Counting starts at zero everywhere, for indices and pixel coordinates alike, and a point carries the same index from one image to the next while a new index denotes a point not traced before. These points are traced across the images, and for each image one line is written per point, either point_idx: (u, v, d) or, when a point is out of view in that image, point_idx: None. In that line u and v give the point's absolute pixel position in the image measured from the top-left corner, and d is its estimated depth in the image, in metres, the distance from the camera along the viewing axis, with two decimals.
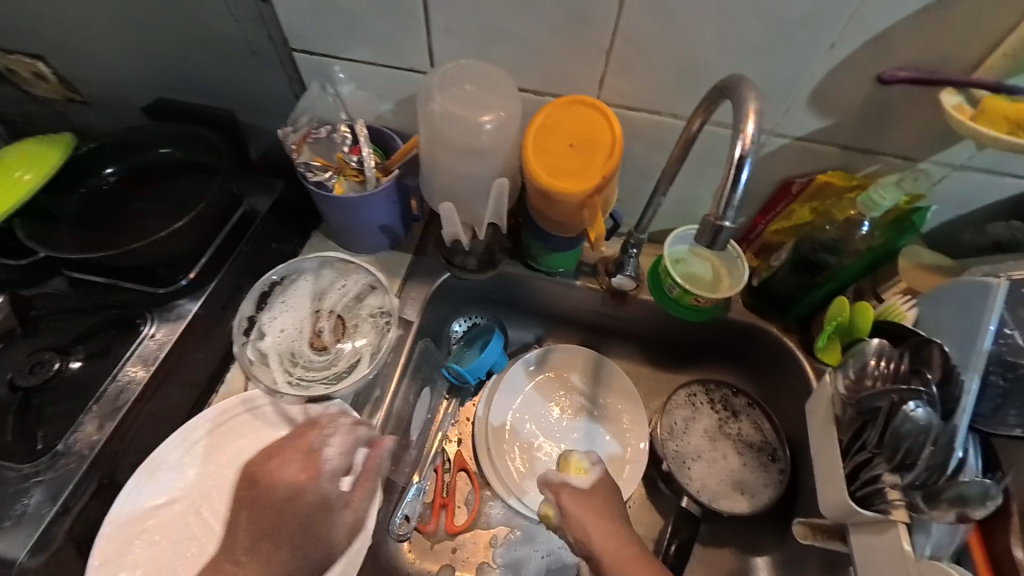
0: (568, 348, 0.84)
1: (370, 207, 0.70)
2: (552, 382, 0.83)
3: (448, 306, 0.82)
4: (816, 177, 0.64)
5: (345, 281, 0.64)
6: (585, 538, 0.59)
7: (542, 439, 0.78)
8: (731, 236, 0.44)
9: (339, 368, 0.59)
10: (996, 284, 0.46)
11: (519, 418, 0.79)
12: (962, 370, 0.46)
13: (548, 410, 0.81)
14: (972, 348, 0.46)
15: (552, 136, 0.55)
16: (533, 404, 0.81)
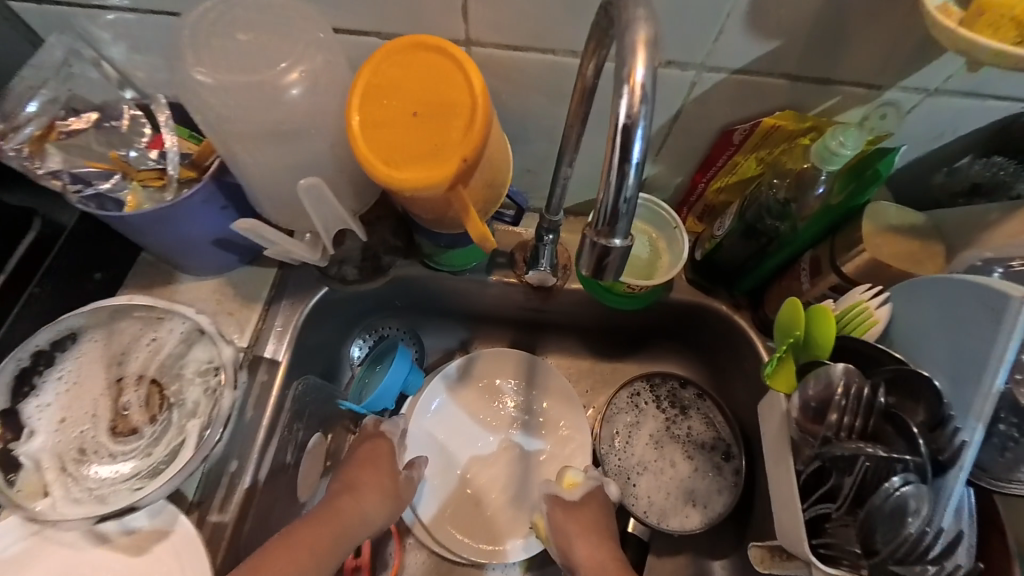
0: (495, 351, 0.68)
1: (183, 220, 0.51)
2: (478, 394, 0.68)
3: (336, 325, 0.65)
4: (762, 122, 0.50)
5: (153, 334, 0.47)
6: (566, 545, 0.54)
7: (469, 467, 0.64)
8: (624, 258, 0.33)
9: (155, 458, 0.44)
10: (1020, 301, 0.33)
11: (440, 445, 0.65)
12: (960, 418, 0.35)
13: (474, 430, 0.66)
14: (976, 388, 0.35)
15: (387, 105, 0.38)
16: (456, 425, 0.66)
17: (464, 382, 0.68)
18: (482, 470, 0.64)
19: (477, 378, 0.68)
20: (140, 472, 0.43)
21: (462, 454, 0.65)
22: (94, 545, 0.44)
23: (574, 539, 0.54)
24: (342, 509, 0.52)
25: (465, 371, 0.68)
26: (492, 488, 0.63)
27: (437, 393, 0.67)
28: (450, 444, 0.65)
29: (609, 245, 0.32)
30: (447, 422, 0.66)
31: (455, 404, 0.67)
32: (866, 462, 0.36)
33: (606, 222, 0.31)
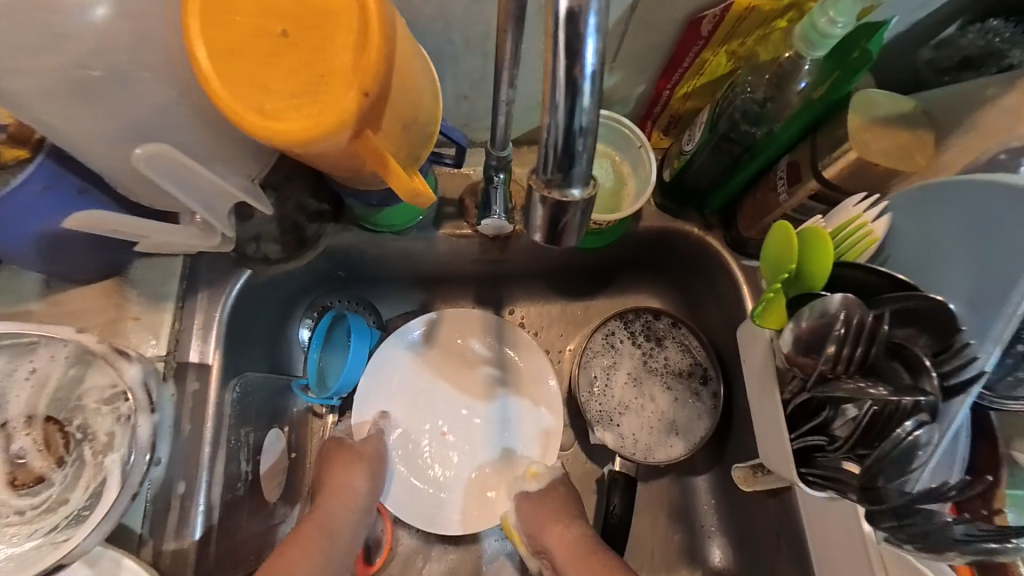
0: (455, 311, 0.64)
1: (23, 219, 0.40)
2: (446, 357, 0.63)
3: (273, 310, 0.57)
4: (733, 4, 0.41)
5: (28, 364, 0.38)
6: (539, 538, 0.53)
7: (440, 430, 0.61)
8: (583, 213, 0.26)
9: (74, 504, 0.38)
10: None
11: (407, 425, 0.61)
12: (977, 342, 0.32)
13: (446, 394, 0.62)
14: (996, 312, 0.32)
15: (237, 23, 0.27)
16: (424, 393, 0.62)
17: (428, 347, 0.63)
18: (453, 429, 0.61)
19: (443, 341, 0.63)
20: (58, 523, 0.37)
21: (432, 418, 0.61)
22: None
23: (546, 525, 0.53)
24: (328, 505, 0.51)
25: (427, 335, 0.63)
26: (466, 448, 0.61)
27: (395, 369, 0.62)
28: (416, 419, 0.61)
29: (563, 196, 0.25)
30: (411, 398, 0.61)
31: (421, 371, 0.62)
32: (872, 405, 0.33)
33: (558, 168, 0.24)
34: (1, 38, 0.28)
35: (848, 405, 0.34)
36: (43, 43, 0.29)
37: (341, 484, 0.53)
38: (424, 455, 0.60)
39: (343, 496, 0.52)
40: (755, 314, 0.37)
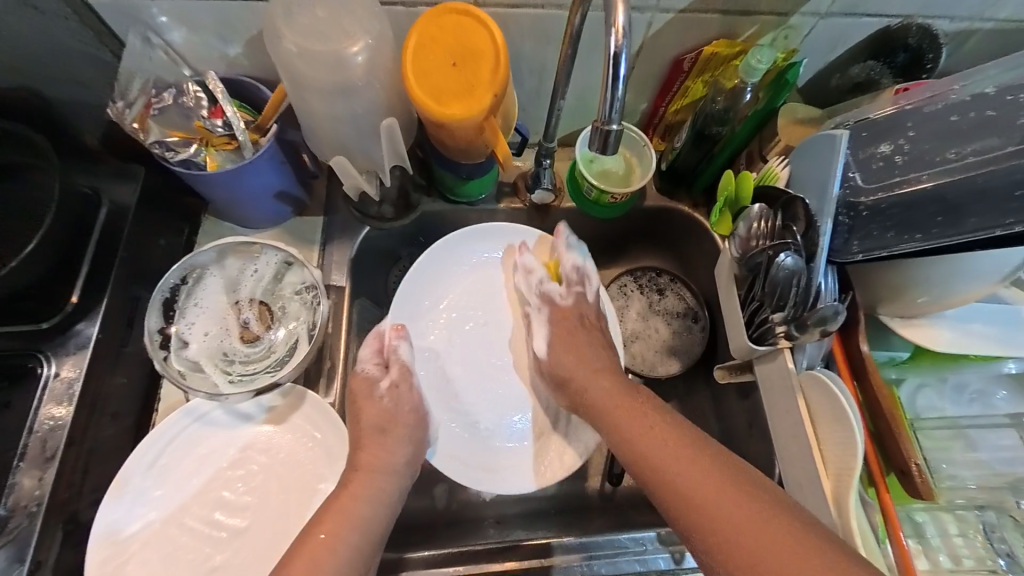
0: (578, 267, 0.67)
1: (252, 175, 0.62)
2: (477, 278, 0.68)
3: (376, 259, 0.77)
4: (703, 50, 0.64)
5: (255, 265, 0.60)
6: None
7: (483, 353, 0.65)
8: (619, 139, 0.47)
9: (279, 354, 0.58)
10: (840, 134, 0.43)
11: (433, 356, 0.64)
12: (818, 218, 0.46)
13: (476, 315, 0.66)
14: (825, 195, 0.45)
15: (430, 57, 0.51)
16: (454, 317, 0.66)
17: (457, 282, 0.67)
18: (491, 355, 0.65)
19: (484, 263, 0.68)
20: (272, 364, 0.57)
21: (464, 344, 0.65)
22: (243, 424, 0.56)
23: (289, 565, 0.48)
24: (363, 467, 0.55)
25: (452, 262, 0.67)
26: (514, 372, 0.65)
27: (428, 305, 0.66)
28: (453, 352, 0.65)
29: (608, 131, 0.46)
30: (436, 328, 0.65)
31: (450, 293, 0.67)
32: (761, 256, 0.47)
33: (608, 114, 0.45)
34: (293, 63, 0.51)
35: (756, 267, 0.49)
36: None
37: (375, 460, 0.56)
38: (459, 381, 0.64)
39: (378, 470, 0.55)
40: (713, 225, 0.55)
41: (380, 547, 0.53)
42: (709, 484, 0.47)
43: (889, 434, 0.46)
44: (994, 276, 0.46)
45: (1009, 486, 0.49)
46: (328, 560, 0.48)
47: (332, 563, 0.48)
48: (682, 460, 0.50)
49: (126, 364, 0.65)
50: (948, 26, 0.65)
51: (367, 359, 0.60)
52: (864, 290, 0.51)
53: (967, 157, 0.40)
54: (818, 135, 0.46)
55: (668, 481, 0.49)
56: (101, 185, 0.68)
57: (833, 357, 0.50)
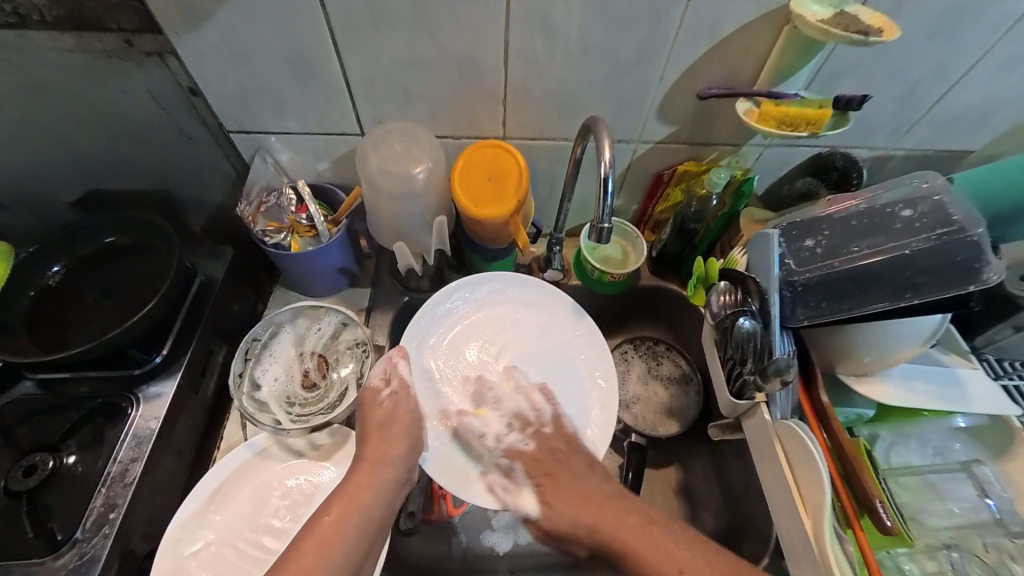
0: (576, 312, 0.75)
1: (325, 255, 0.79)
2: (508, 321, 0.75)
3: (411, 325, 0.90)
4: (677, 168, 0.84)
5: (319, 323, 0.74)
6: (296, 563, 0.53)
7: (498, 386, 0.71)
8: (611, 232, 0.62)
9: (332, 397, 0.69)
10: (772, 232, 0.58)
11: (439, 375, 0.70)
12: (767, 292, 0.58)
13: (497, 350, 0.73)
14: (769, 275, 0.57)
15: (472, 175, 0.71)
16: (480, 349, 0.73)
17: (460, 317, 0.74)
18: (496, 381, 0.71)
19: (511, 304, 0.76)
20: (326, 405, 0.69)
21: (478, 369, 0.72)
22: (295, 458, 0.66)
23: (307, 541, 0.55)
24: (370, 457, 0.62)
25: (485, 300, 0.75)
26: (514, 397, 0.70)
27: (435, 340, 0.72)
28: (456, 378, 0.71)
29: (601, 227, 0.61)
30: (451, 352, 0.72)
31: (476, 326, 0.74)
32: (727, 321, 0.59)
33: (606, 214, 0.60)
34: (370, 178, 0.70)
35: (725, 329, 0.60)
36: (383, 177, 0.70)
37: (380, 455, 0.62)
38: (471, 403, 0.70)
39: (384, 464, 0.62)
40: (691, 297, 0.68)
41: (381, 532, 0.60)
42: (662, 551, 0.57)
43: (856, 478, 0.53)
44: (917, 341, 0.56)
45: (971, 526, 0.57)
46: (334, 542, 0.55)
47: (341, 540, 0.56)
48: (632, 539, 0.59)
49: (192, 408, 0.76)
50: (867, 153, 0.84)
51: (375, 375, 0.67)
52: (818, 351, 0.61)
53: (865, 250, 0.54)
54: (759, 232, 0.61)
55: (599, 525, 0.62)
56: (201, 261, 0.85)
57: (804, 412, 0.60)
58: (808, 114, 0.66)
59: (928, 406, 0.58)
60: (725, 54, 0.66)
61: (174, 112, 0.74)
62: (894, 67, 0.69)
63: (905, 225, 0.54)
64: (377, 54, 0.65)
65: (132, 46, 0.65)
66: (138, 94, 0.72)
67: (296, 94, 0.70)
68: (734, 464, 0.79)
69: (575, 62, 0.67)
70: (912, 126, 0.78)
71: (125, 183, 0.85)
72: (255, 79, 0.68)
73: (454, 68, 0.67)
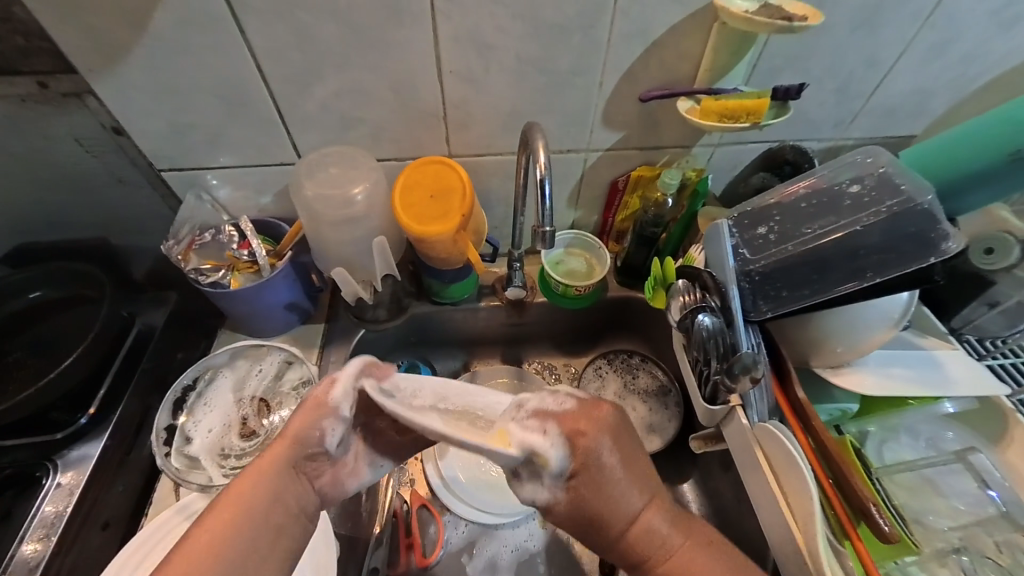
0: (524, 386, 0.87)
1: (268, 291, 0.74)
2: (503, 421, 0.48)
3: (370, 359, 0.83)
4: (631, 174, 0.82)
5: (260, 365, 0.69)
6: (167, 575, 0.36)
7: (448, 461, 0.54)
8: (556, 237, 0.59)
9: (272, 446, 0.63)
10: (721, 222, 0.55)
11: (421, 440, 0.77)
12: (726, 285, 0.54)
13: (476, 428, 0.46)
14: (724, 267, 0.54)
15: (413, 193, 0.68)
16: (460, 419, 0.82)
17: None
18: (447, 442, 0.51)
19: None
20: None
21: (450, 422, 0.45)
22: None
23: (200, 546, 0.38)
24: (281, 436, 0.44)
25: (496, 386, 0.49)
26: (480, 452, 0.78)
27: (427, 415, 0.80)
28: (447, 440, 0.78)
29: (545, 232, 0.58)
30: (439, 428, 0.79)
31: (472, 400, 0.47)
32: (686, 321, 0.55)
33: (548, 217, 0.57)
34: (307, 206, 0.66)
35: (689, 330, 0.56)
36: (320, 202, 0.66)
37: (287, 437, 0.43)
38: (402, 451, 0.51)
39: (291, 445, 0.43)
40: (650, 300, 0.64)
41: (283, 538, 0.41)
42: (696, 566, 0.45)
43: (843, 479, 0.48)
44: (886, 324, 0.52)
45: (977, 523, 0.53)
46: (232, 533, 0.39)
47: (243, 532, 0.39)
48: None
49: (127, 472, 0.69)
50: (818, 145, 0.84)
51: None
52: (789, 346, 0.57)
53: (817, 230, 0.52)
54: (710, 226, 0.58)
55: (646, 530, 0.46)
56: (141, 309, 0.81)
57: (782, 411, 0.56)
58: (746, 105, 0.65)
59: (914, 394, 0.54)
60: (660, 57, 0.66)
61: (102, 155, 0.71)
62: (829, 57, 0.69)
63: (854, 201, 0.52)
64: (307, 79, 0.63)
65: (47, 88, 0.63)
66: (60, 138, 0.68)
67: (227, 126, 0.68)
68: (721, 478, 0.74)
69: (510, 74, 0.66)
70: (857, 115, 0.79)
71: (56, 234, 0.81)
72: (183, 115, 0.66)
73: (389, 89, 0.66)
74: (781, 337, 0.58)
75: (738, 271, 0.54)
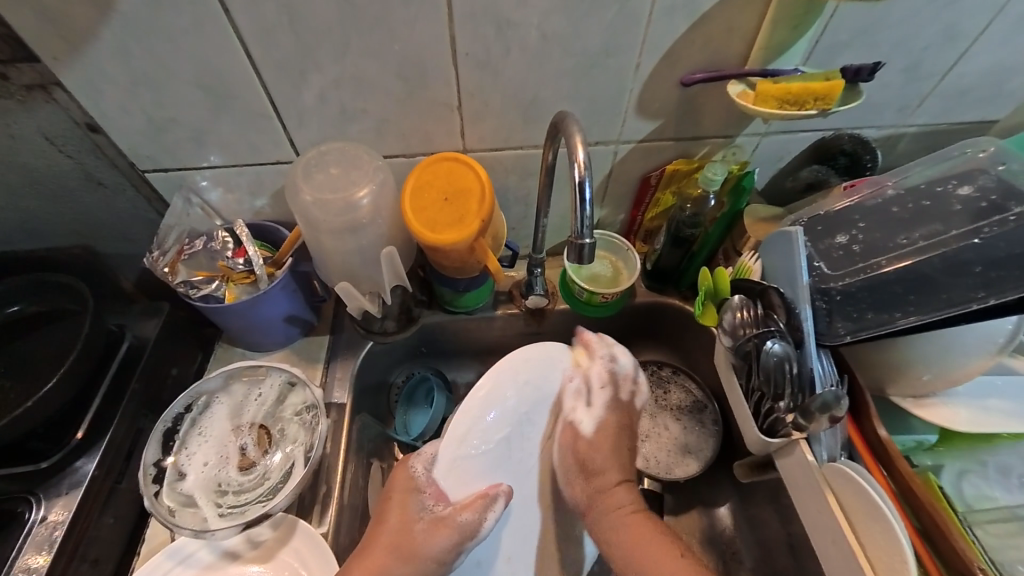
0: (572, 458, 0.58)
1: (266, 304, 0.67)
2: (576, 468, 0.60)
3: (378, 374, 0.76)
4: (666, 168, 0.73)
5: (259, 389, 0.63)
6: None
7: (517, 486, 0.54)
8: (594, 248, 0.51)
9: (273, 482, 0.58)
10: (794, 230, 0.48)
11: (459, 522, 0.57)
12: (795, 304, 0.48)
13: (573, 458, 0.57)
14: (796, 283, 0.48)
15: (425, 194, 0.60)
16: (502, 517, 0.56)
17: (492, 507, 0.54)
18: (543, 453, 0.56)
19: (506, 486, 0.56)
20: (264, 491, 0.57)
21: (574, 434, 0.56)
22: (231, 563, 0.56)
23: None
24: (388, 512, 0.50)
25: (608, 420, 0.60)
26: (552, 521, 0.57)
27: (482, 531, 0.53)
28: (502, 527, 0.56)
29: (581, 243, 0.50)
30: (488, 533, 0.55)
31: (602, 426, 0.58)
32: (746, 346, 0.48)
33: (588, 226, 0.49)
34: (305, 212, 0.59)
35: (748, 358, 0.49)
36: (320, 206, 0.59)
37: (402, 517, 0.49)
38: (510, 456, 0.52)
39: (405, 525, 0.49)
40: (698, 316, 0.56)
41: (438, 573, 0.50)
42: (640, 526, 0.52)
43: (940, 535, 0.41)
44: (986, 351, 0.46)
45: None
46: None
47: (391, 569, 0.48)
48: (630, 529, 0.52)
49: (117, 504, 0.63)
50: (875, 134, 0.74)
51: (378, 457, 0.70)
52: (863, 371, 0.51)
53: (917, 241, 0.45)
54: (773, 233, 0.51)
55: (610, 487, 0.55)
56: (130, 321, 0.73)
57: (855, 446, 0.48)
58: (814, 89, 0.56)
59: (1005, 428, 0.49)
60: (708, 34, 0.57)
61: (76, 155, 0.63)
62: (904, 30, 0.60)
63: (965, 205, 0.45)
64: (301, 65, 0.55)
65: (8, 80, 0.55)
66: (29, 137, 0.61)
67: (213, 121, 0.60)
68: (765, 506, 0.67)
69: (535, 57, 0.57)
70: (925, 99, 0.69)
71: (34, 241, 0.74)
72: (163, 109, 0.58)
73: (395, 76, 0.57)
74: (850, 359, 0.51)
75: (809, 288, 0.48)
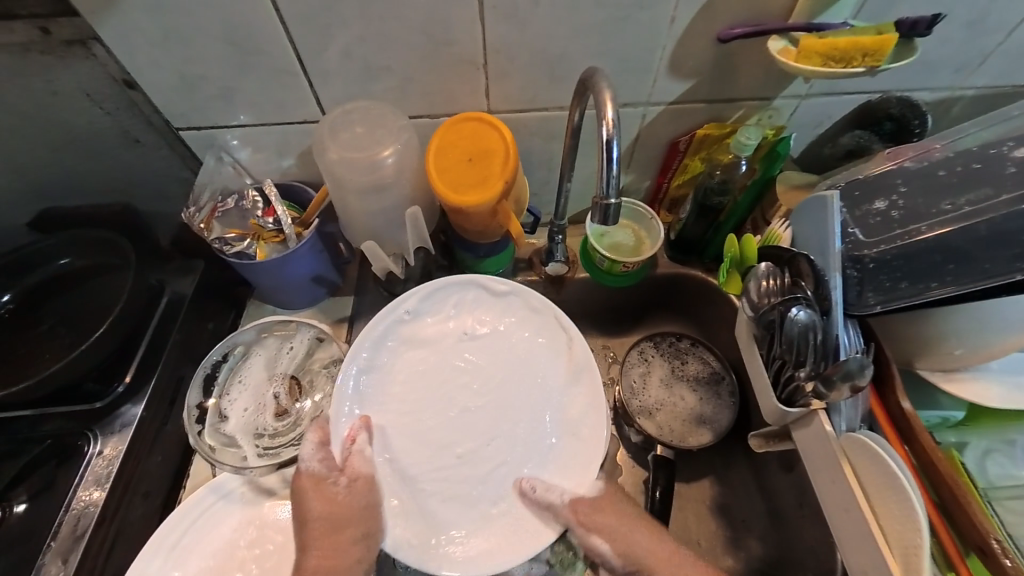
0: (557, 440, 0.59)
1: (295, 263, 0.69)
2: (433, 333, 0.64)
3: None
4: (696, 132, 0.70)
5: (290, 343, 0.66)
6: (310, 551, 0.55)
7: (478, 453, 0.58)
8: (618, 210, 0.50)
9: (304, 427, 0.62)
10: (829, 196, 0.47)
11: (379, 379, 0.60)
12: (826, 273, 0.47)
13: (480, 356, 0.63)
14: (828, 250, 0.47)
15: (448, 155, 0.60)
16: (459, 382, 0.61)
17: (437, 372, 0.62)
18: (540, 422, 0.60)
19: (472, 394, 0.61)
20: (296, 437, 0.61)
21: (525, 396, 0.61)
22: (266, 499, 0.61)
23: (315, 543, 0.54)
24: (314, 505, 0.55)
25: (493, 304, 0.65)
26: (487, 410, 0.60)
27: (394, 363, 0.62)
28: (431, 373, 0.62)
29: (606, 204, 0.49)
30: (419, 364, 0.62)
31: (492, 315, 0.65)
32: (771, 315, 0.48)
33: (614, 187, 0.48)
34: (332, 171, 0.60)
35: (773, 326, 0.48)
36: (346, 165, 0.59)
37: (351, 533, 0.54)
38: (539, 465, 0.58)
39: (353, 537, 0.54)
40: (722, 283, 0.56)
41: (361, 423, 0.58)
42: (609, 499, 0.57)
43: (957, 507, 0.41)
44: None
45: None
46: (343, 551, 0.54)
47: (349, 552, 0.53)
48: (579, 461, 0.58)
49: (162, 445, 0.69)
50: (927, 96, 0.69)
51: None
52: (891, 343, 0.50)
53: (958, 208, 0.44)
54: (807, 199, 0.50)
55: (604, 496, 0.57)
56: (168, 277, 0.77)
57: (876, 419, 0.47)
58: (861, 44, 0.52)
59: None
60: None
61: (115, 113, 0.65)
62: None
63: (1020, 169, 0.43)
64: (327, 19, 0.54)
65: (50, 35, 0.57)
66: (71, 94, 0.63)
67: (242, 79, 0.60)
68: (777, 473, 0.68)
69: (563, 10, 0.55)
70: (988, 58, 0.64)
71: (77, 198, 0.77)
72: (193, 65, 0.58)
73: (419, 32, 0.56)
74: (878, 330, 0.50)
75: (842, 255, 0.47)
